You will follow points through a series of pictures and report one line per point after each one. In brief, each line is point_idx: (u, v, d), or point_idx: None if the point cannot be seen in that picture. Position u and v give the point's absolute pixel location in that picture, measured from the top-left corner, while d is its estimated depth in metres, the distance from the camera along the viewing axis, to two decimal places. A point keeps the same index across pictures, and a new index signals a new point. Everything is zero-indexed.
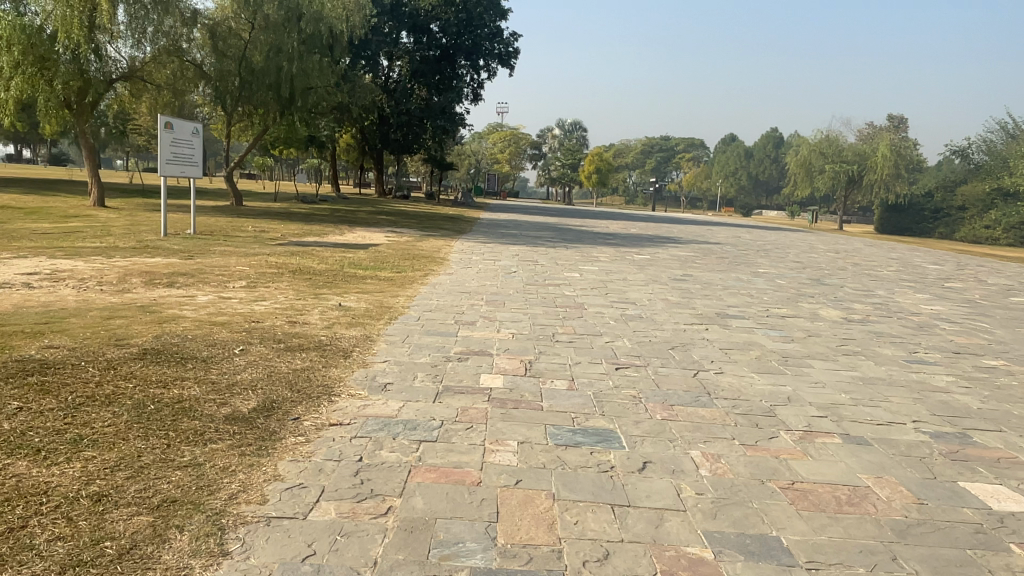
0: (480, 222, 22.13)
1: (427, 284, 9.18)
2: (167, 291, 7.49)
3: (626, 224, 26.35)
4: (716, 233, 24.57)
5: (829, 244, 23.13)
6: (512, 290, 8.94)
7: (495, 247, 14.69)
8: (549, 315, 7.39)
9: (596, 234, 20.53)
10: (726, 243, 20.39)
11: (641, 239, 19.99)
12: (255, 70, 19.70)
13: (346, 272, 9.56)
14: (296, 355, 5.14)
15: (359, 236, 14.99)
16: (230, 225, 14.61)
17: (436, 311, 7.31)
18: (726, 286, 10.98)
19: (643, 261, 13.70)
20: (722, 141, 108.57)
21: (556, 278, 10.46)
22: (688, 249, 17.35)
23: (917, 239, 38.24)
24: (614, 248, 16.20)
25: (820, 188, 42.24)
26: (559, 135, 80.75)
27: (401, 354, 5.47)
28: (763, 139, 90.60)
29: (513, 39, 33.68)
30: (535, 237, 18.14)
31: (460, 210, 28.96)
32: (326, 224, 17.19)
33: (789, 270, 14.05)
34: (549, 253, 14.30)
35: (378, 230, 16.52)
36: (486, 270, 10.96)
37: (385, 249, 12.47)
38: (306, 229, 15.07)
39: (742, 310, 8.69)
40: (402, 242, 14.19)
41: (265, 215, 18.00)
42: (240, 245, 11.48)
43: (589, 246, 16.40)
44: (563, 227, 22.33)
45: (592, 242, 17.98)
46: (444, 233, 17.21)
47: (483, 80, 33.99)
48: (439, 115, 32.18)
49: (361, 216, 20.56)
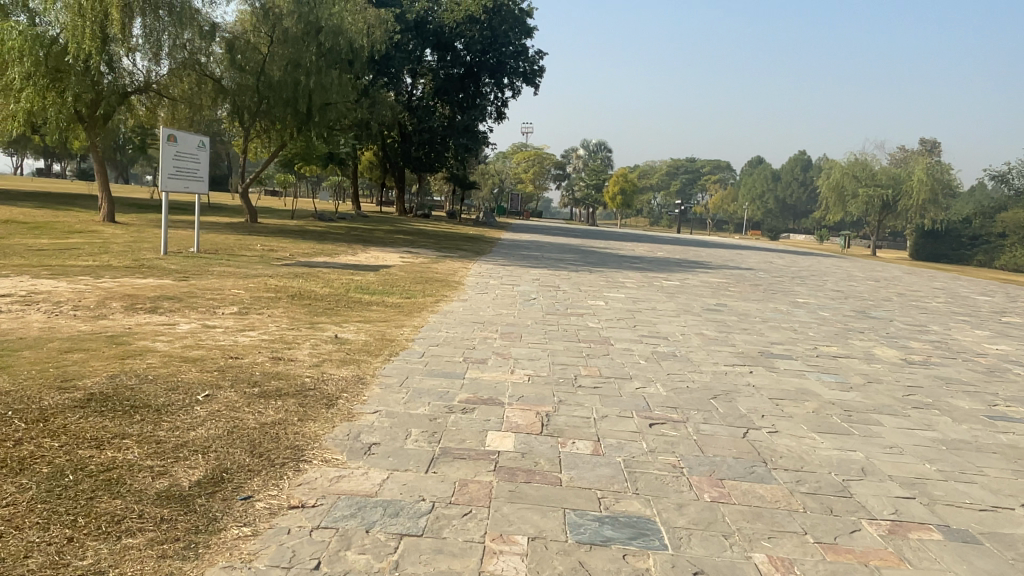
0: (501, 243, 21.38)
1: (438, 312, 8.35)
2: (147, 318, 6.75)
3: (652, 247, 25.47)
4: (746, 258, 23.56)
5: (867, 272, 22.02)
6: (529, 321, 8.10)
7: (515, 270, 13.90)
8: (570, 353, 6.54)
9: (622, 258, 19.68)
10: (759, 269, 19.41)
11: (668, 263, 19.09)
12: (273, 85, 19.19)
13: (351, 297, 8.78)
14: (269, 404, 4.33)
15: (372, 256, 14.28)
16: (238, 243, 14.00)
17: (443, 346, 6.46)
18: (764, 318, 10.06)
19: (673, 289, 12.80)
20: (749, 163, 107.33)
21: (579, 307, 9.62)
22: (719, 276, 16.42)
23: (955, 268, 36.78)
24: (641, 273, 15.32)
25: (853, 213, 40.93)
26: (584, 155, 80.27)
27: (396, 402, 4.63)
28: (791, 162, 89.21)
29: (538, 57, 33.01)
30: (558, 259, 17.34)
31: (481, 230, 28.27)
32: (341, 243, 16.55)
33: (831, 301, 13.06)
34: (572, 277, 13.46)
35: (393, 250, 15.82)
36: (502, 296, 10.12)
37: (397, 272, 11.70)
38: (317, 249, 14.40)
39: (787, 349, 7.75)
40: (417, 264, 13.44)
41: (278, 233, 17.42)
42: (242, 265, 10.79)
43: (614, 270, 15.55)
44: (587, 250, 21.50)
45: (618, 266, 17.13)
46: (462, 254, 16.48)
47: (507, 98, 33.31)
48: (462, 134, 31.62)
49: (379, 235, 19.93)
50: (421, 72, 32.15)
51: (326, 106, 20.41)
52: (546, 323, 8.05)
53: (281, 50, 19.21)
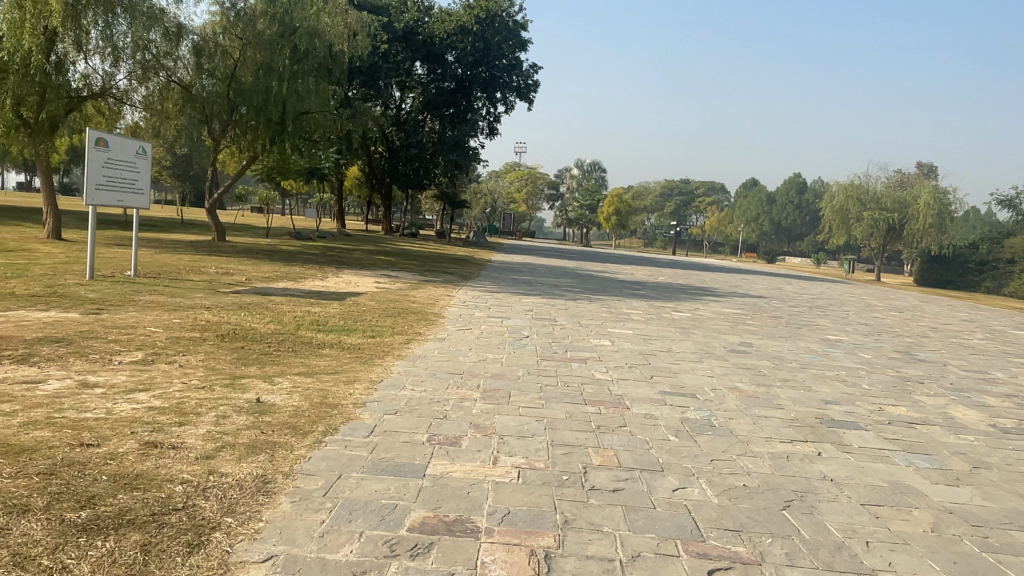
0: (490, 266, 19.76)
1: (404, 358, 6.64)
2: (9, 372, 5.05)
3: (651, 271, 23.91)
4: (753, 285, 22.01)
5: (882, 301, 20.52)
6: (520, 371, 6.40)
7: (504, 299, 12.23)
8: (574, 426, 4.83)
9: (622, 283, 18.11)
10: (772, 298, 17.84)
11: (672, 290, 17.48)
12: (244, 92, 17.57)
13: (300, 337, 7.08)
14: (85, 554, 2.63)
15: (345, 282, 12.61)
16: (190, 265, 12.31)
17: (404, 415, 4.74)
18: (799, 362, 8.41)
19: (685, 323, 11.18)
20: (742, 186, 106.73)
21: (580, 348, 7.94)
22: (731, 305, 14.79)
23: (964, 295, 35.45)
24: (646, 302, 13.68)
25: (857, 237, 39.40)
26: (578, 175, 79.23)
27: (308, 535, 2.93)
28: (786, 185, 88.23)
29: (532, 71, 31.58)
30: (553, 285, 15.76)
31: (471, 251, 26.74)
32: (312, 264, 14.89)
33: (865, 338, 11.46)
34: (568, 308, 11.82)
35: (368, 274, 14.14)
36: (488, 333, 8.42)
37: (367, 300, 9.99)
38: (281, 272, 12.71)
39: (847, 413, 6.06)
40: (393, 291, 11.73)
41: (243, 254, 15.76)
42: (181, 293, 9.08)
43: (616, 298, 13.90)
44: (583, 274, 19.86)
45: (618, 292, 15.47)
46: (447, 279, 14.81)
47: (500, 113, 31.79)
48: (452, 149, 30.02)
49: (357, 256, 18.25)
50: (410, 85, 30.73)
51: (302, 116, 18.81)
52: (542, 374, 6.35)
53: (253, 54, 17.63)
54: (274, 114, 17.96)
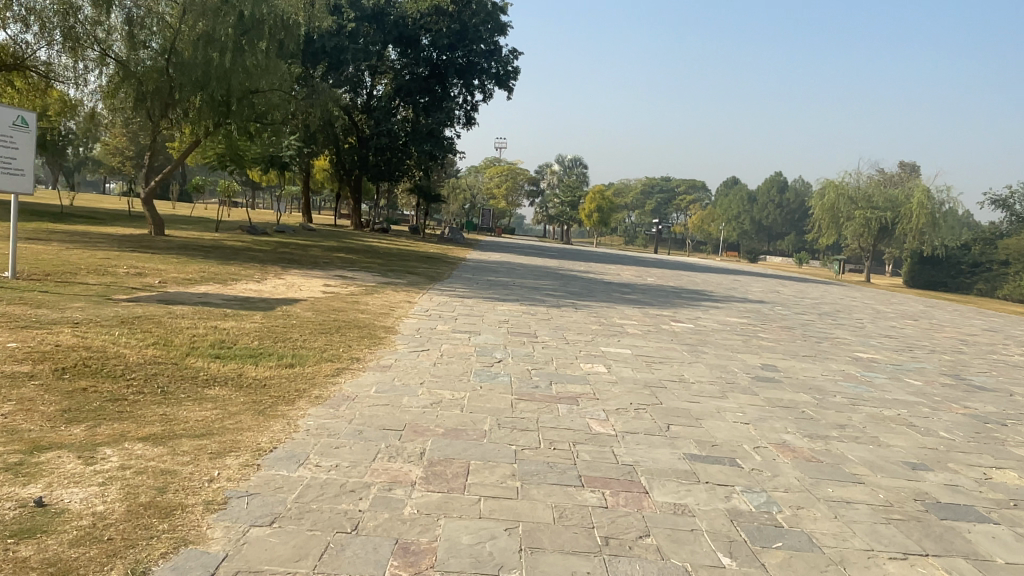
0: (464, 265, 17.86)
1: (323, 402, 4.68)
2: None
3: (638, 272, 22.14)
4: (749, 288, 20.28)
5: (889, 306, 18.90)
6: (487, 424, 4.51)
7: (475, 306, 10.34)
8: (567, 542, 2.94)
9: (610, 285, 16.26)
10: (775, 303, 16.09)
11: (664, 293, 15.69)
12: (182, 66, 15.43)
13: (182, 370, 5.11)
14: None
15: (286, 284, 10.66)
16: (98, 264, 10.25)
17: (281, 531, 2.82)
18: (845, 396, 6.60)
19: (690, 337, 9.36)
20: (723, 185, 105.62)
21: (568, 379, 6.06)
22: (734, 313, 13.01)
23: (959, 297, 34.05)
24: (640, 310, 11.85)
25: (848, 236, 37.90)
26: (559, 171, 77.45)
27: None
28: (768, 183, 87.05)
29: (512, 57, 29.65)
30: (533, 288, 13.88)
31: (444, 248, 24.74)
32: (255, 263, 12.89)
33: (900, 356, 9.69)
34: (552, 317, 9.97)
35: (318, 275, 12.19)
36: (449, 357, 6.51)
37: (301, 310, 8.03)
38: (211, 271, 10.75)
39: (952, 489, 4.24)
40: (340, 296, 9.81)
41: (176, 249, 13.69)
42: (56, 301, 7.08)
43: (606, 305, 12.06)
44: (565, 274, 18.03)
45: (607, 296, 13.65)
46: (411, 281, 12.88)
47: (477, 102, 29.84)
48: (426, 139, 27.97)
49: (312, 253, 16.25)
50: (381, 70, 28.68)
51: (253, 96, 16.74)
52: (519, 429, 4.47)
53: (194, 23, 15.39)
54: (218, 92, 15.83)
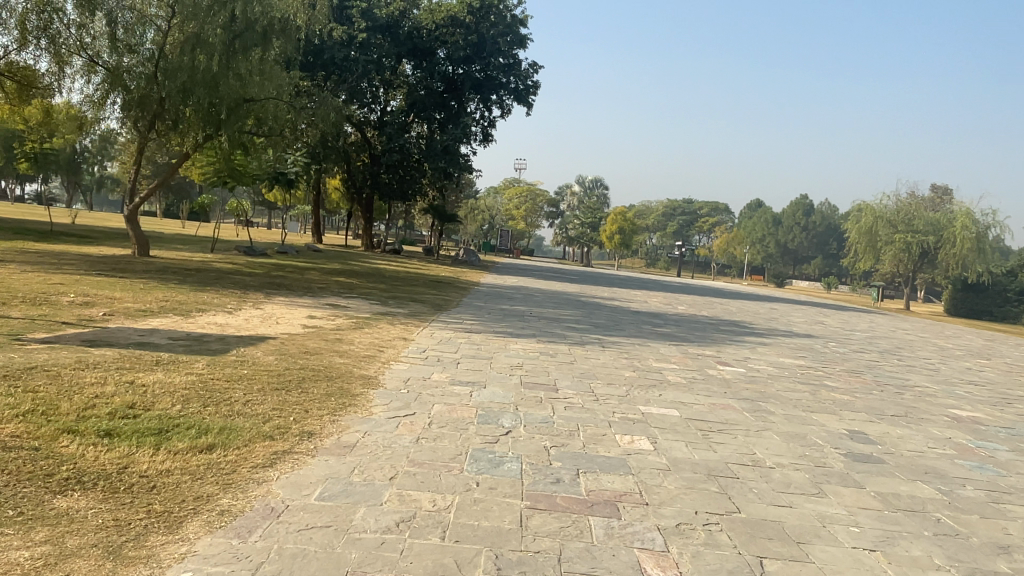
0: (476, 290, 16.23)
1: (227, 525, 3.04)
2: None
3: (666, 299, 20.38)
4: (789, 318, 18.41)
5: (949, 341, 16.95)
6: (479, 571, 2.82)
7: (485, 344, 8.69)
8: None
9: (638, 316, 14.54)
10: (825, 338, 14.24)
11: (700, 325, 13.93)
12: (170, 71, 14.15)
13: (40, 463, 3.50)
14: None
15: (264, 316, 9.09)
16: (41, 291, 8.76)
17: None
18: (980, 488, 4.82)
19: (745, 388, 7.61)
20: (747, 208, 103.53)
21: (600, 462, 4.36)
22: (784, 352, 11.21)
23: (1010, 328, 31.77)
24: (677, 348, 10.12)
25: (886, 261, 35.80)
26: (579, 192, 76.06)
27: None
28: (793, 205, 84.79)
29: (531, 70, 28.23)
30: (553, 320, 12.22)
31: (457, 272, 23.16)
32: (237, 288, 11.37)
33: (1006, 414, 7.85)
34: (575, 358, 8.28)
35: (306, 304, 10.62)
36: (442, 424, 4.85)
37: (262, 354, 6.42)
38: (177, 300, 9.21)
39: None
40: (323, 331, 8.22)
41: (151, 272, 12.22)
42: None
43: (637, 342, 10.35)
44: (587, 302, 16.32)
45: (638, 330, 11.93)
46: (413, 311, 11.26)
47: (495, 118, 28.39)
48: (440, 156, 26.54)
49: (308, 277, 14.71)
50: (395, 83, 27.47)
51: (246, 105, 15.40)
52: None
53: (182, 24, 14.24)
54: (205, 99, 14.46)
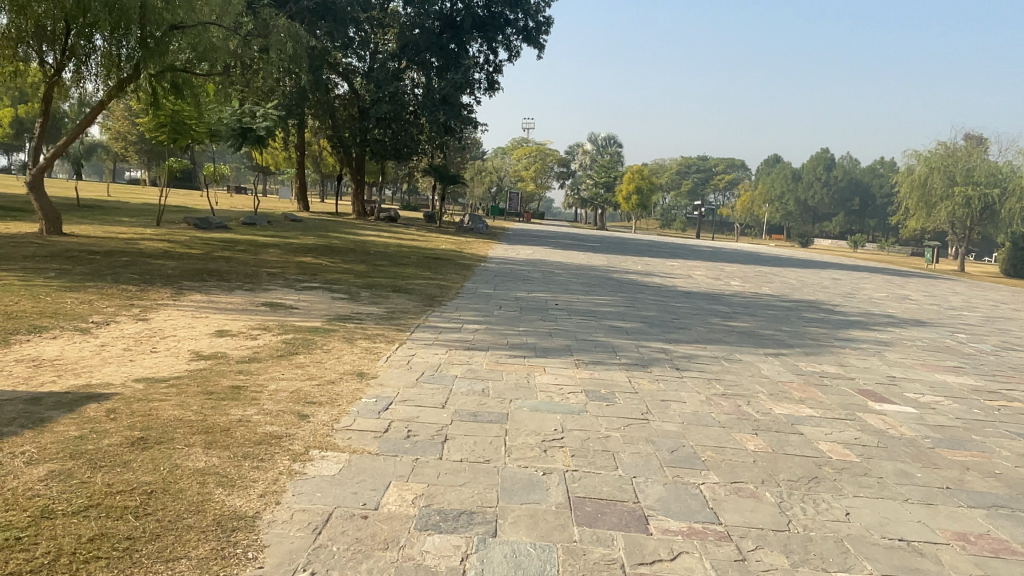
0: (482, 269, 12.80)
1: None
2: None
3: (710, 271, 16.89)
4: (870, 295, 14.87)
5: None
6: None
7: (495, 379, 5.28)
8: None
9: (696, 300, 11.09)
10: (945, 327, 10.73)
11: (781, 313, 10.46)
12: None
13: None
14: None
15: (140, 335, 5.67)
16: None
17: None
18: None
19: (965, 470, 4.17)
20: (764, 163, 99.18)
21: None
22: (927, 359, 7.73)
23: None
24: (784, 366, 6.66)
25: (941, 216, 32.07)
26: (592, 151, 72.03)
27: None
28: (814, 160, 80.49)
29: (542, 5, 24.47)
30: (588, 314, 8.80)
31: (461, 243, 19.78)
32: (139, 278, 7.97)
33: None
34: (649, 406, 4.86)
35: (230, 306, 7.21)
36: None
37: (26, 464, 3.06)
38: (6, 314, 5.81)
39: None
40: (221, 370, 4.84)
41: (31, 259, 8.86)
42: None
43: (722, 355, 6.89)
44: (622, 280, 12.85)
45: (709, 328, 8.49)
46: (391, 311, 7.85)
47: (501, 62, 24.68)
48: (439, 106, 22.97)
49: (263, 257, 11.33)
50: (386, 24, 23.91)
51: (173, 33, 11.73)
52: None
53: None
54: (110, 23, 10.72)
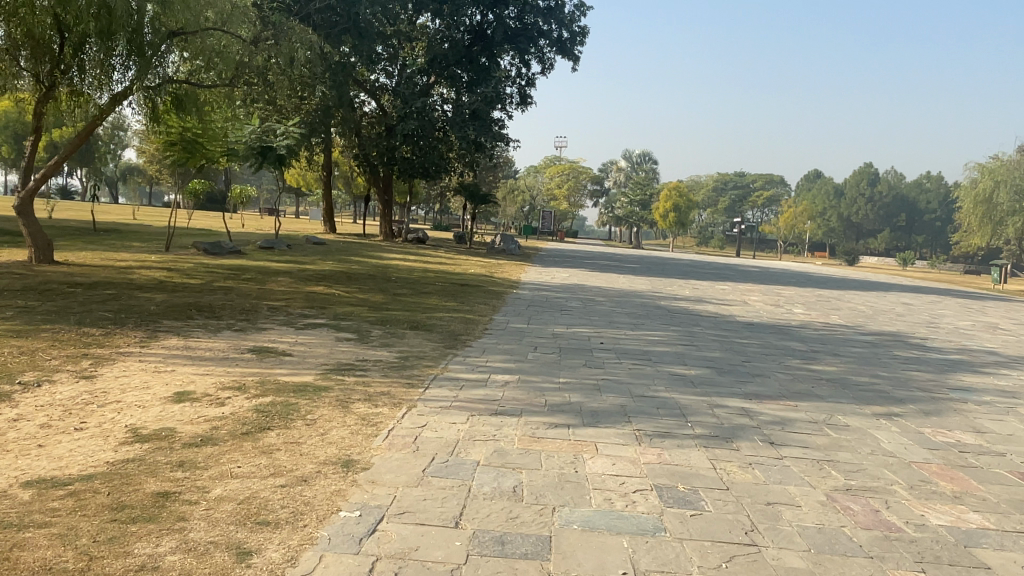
0: (515, 298, 11.41)
1: None
2: None
3: (767, 296, 15.24)
4: (954, 325, 13.10)
5: None
6: None
7: (532, 468, 3.83)
8: None
9: (764, 334, 9.52)
10: None
11: (867, 351, 8.85)
12: None
13: None
14: None
15: (72, 402, 4.37)
16: None
17: None
18: None
19: None
20: (805, 179, 96.36)
21: None
22: None
23: None
24: (906, 436, 5.12)
25: (1009, 233, 29.80)
26: (626, 168, 70.52)
27: None
28: (857, 175, 77.73)
29: (577, 14, 23.20)
30: (642, 357, 7.32)
31: (491, 266, 18.45)
32: (109, 318, 6.75)
33: None
34: (753, 519, 3.37)
35: (207, 353, 5.91)
36: None
37: None
38: None
39: None
40: (155, 462, 3.51)
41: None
42: None
43: (822, 420, 5.36)
44: (673, 310, 11.34)
45: (791, 374, 6.96)
46: (405, 357, 6.48)
47: (533, 75, 23.47)
48: (467, 122, 21.81)
49: (268, 287, 10.10)
50: (413, 37, 22.94)
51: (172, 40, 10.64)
52: None
53: None
54: (99, 28, 9.63)
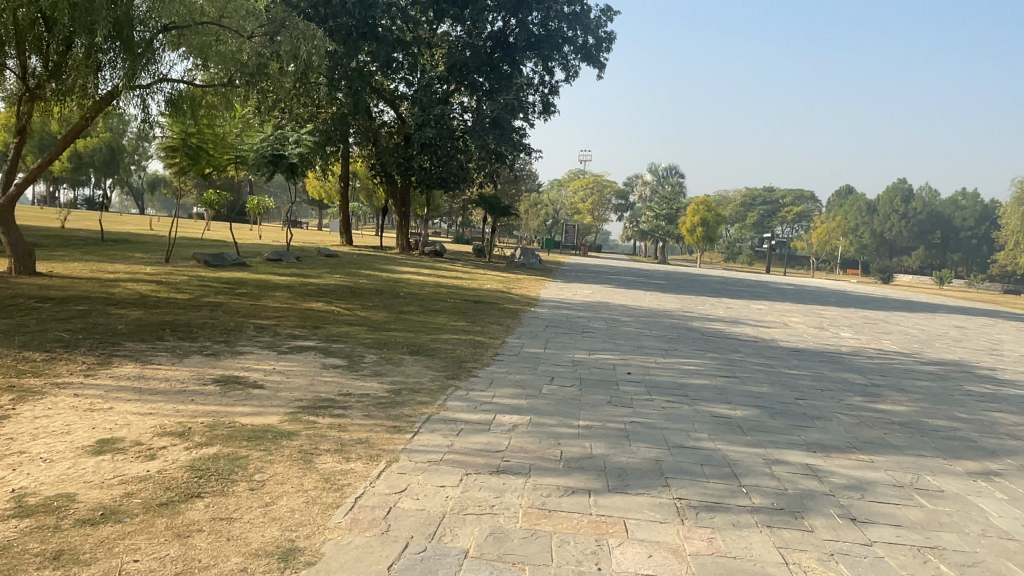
0: (532, 318, 10.41)
1: None
2: None
3: (807, 318, 14.06)
4: (1019, 352, 11.84)
5: None
6: None
7: (539, 564, 2.81)
8: None
9: (812, 363, 8.41)
10: None
11: (935, 385, 7.71)
12: None
13: None
14: None
15: None
16: None
17: None
18: None
19: None
20: (836, 195, 94.26)
21: None
22: None
23: None
24: (1021, 508, 4.01)
25: None
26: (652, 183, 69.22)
27: None
28: (891, 191, 75.68)
29: (603, 20, 22.29)
30: (677, 391, 6.26)
31: (510, 281, 17.44)
32: (63, 340, 5.87)
33: None
34: None
35: (160, 385, 4.98)
36: None
37: None
38: None
39: None
40: (19, 555, 2.56)
41: None
42: None
43: (908, 483, 4.27)
44: (707, 333, 10.26)
45: (855, 416, 5.86)
46: (397, 390, 5.50)
47: (557, 82, 22.57)
48: (487, 130, 20.89)
49: (261, 302, 9.20)
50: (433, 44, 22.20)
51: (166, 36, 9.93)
52: None
53: None
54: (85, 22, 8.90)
